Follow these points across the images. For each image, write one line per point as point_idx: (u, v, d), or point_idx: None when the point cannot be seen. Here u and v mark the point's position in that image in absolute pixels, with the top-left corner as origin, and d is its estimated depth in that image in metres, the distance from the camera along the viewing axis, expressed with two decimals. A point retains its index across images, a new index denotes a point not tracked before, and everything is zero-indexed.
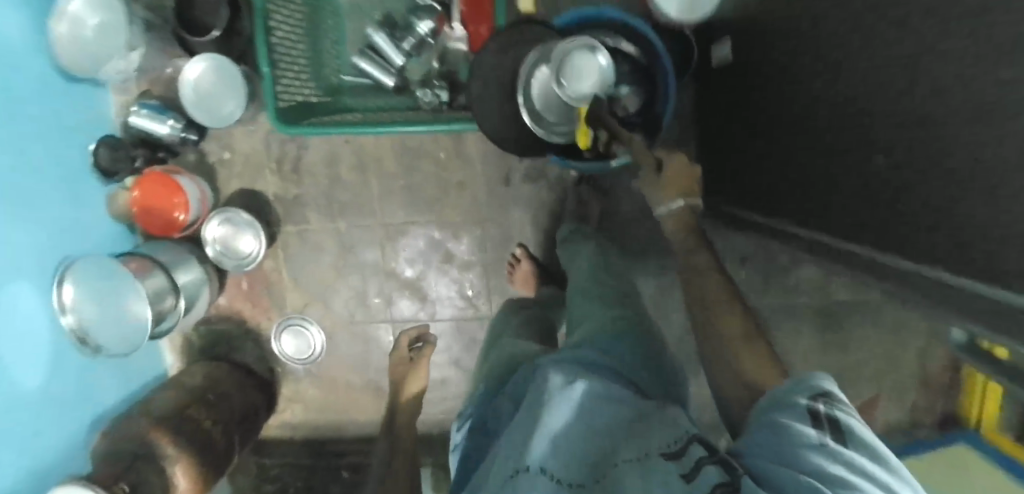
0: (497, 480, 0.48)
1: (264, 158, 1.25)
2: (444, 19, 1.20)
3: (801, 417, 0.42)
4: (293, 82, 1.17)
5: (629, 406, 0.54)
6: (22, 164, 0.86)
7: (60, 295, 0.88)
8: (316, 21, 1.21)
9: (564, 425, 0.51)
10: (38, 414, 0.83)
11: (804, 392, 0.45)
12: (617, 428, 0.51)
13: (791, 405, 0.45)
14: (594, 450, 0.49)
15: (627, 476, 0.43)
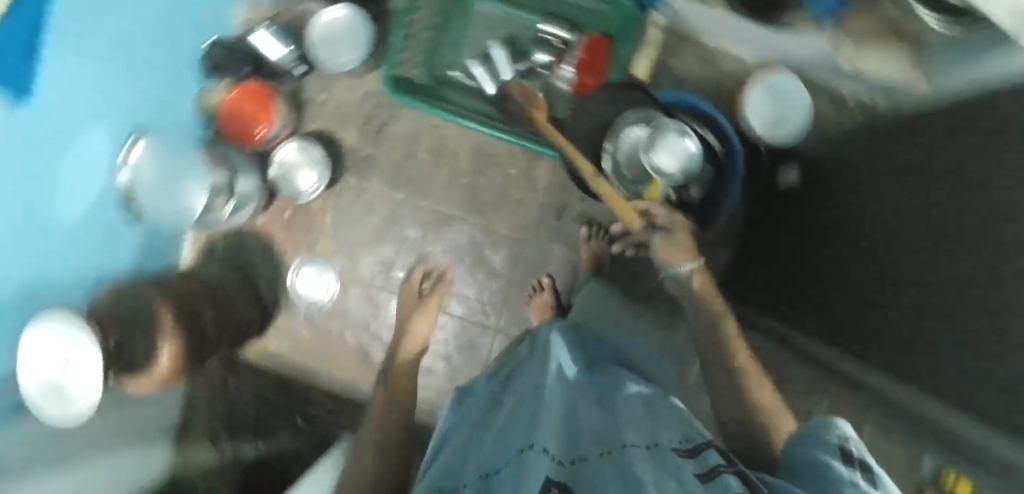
0: (502, 458, 0.50)
1: (355, 111, 1.32)
2: (560, 54, 1.15)
3: (828, 443, 0.48)
4: (410, 60, 1.21)
5: (640, 407, 0.54)
6: (144, 38, 0.96)
7: (130, 152, 1.03)
8: (443, 16, 1.22)
9: (554, 417, 0.52)
10: (60, 240, 0.92)
11: (817, 432, 0.51)
12: (613, 422, 0.51)
13: (812, 437, 0.50)
14: (580, 433, 0.49)
15: (633, 460, 0.41)
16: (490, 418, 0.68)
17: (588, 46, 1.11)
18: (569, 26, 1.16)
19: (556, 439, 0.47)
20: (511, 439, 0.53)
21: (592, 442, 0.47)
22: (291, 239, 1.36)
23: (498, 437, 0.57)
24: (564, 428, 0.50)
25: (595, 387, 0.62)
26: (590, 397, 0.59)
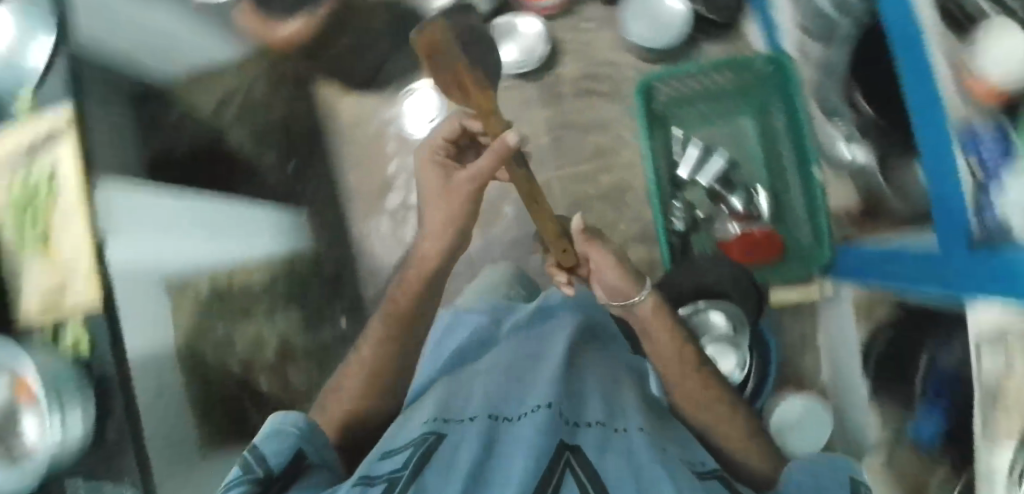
0: (518, 410, 0.65)
1: (592, 58, 1.30)
2: (747, 215, 1.19)
3: (842, 475, 0.62)
4: (674, 87, 1.20)
5: (631, 403, 0.72)
6: None
7: None
8: (721, 89, 1.21)
9: (569, 389, 0.69)
10: None
11: (829, 465, 0.64)
12: (615, 406, 0.69)
13: (825, 467, 0.63)
14: (590, 404, 0.68)
15: (629, 442, 0.60)
16: (483, 364, 0.82)
17: (766, 234, 1.13)
18: (775, 205, 1.21)
19: (569, 408, 0.65)
20: (515, 397, 0.69)
21: (602, 414, 0.66)
22: None
23: (496, 390, 0.72)
24: (579, 400, 0.68)
25: (602, 366, 0.82)
26: (597, 371, 0.79)
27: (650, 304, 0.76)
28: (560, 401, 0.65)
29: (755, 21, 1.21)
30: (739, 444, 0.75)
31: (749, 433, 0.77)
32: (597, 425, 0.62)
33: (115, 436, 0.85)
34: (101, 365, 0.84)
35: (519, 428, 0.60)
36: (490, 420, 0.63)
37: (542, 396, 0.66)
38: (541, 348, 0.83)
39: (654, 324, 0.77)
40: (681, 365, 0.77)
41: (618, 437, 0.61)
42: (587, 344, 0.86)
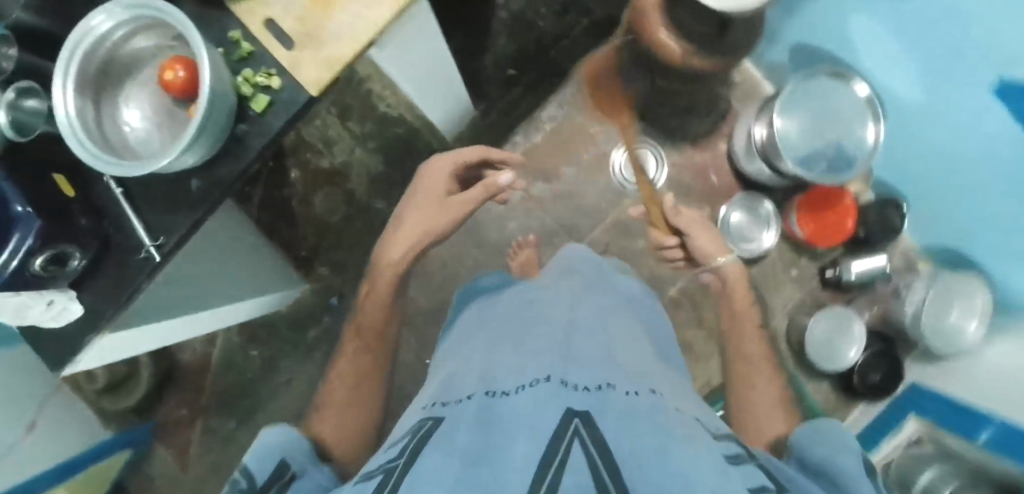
0: (519, 379, 0.57)
1: (767, 292, 1.29)
2: None
3: (845, 449, 0.56)
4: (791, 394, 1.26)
5: (645, 366, 0.65)
6: (996, 196, 0.91)
7: (876, 131, 0.99)
8: None
9: (578, 354, 0.62)
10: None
11: (835, 436, 0.59)
12: (623, 363, 0.62)
13: (831, 437, 0.59)
14: (599, 366, 0.59)
15: (635, 401, 0.51)
16: (488, 337, 0.75)
17: None
18: None
19: (567, 374, 0.56)
20: (510, 367, 0.61)
21: (610, 375, 0.57)
22: (691, 167, 1.27)
23: (500, 365, 0.63)
24: (579, 363, 0.59)
25: (619, 328, 0.75)
26: (612, 335, 0.71)
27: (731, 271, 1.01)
28: (562, 372, 0.57)
29: (879, 409, 1.23)
30: (764, 417, 0.76)
31: (777, 410, 0.78)
32: (601, 387, 0.53)
33: (201, 191, 0.68)
34: (254, 130, 0.67)
35: (517, 399, 0.52)
36: (486, 397, 0.55)
37: (536, 365, 0.58)
38: (549, 313, 0.76)
39: (731, 281, 1.00)
40: (738, 325, 0.94)
41: (636, 401, 0.51)
42: (604, 309, 0.80)
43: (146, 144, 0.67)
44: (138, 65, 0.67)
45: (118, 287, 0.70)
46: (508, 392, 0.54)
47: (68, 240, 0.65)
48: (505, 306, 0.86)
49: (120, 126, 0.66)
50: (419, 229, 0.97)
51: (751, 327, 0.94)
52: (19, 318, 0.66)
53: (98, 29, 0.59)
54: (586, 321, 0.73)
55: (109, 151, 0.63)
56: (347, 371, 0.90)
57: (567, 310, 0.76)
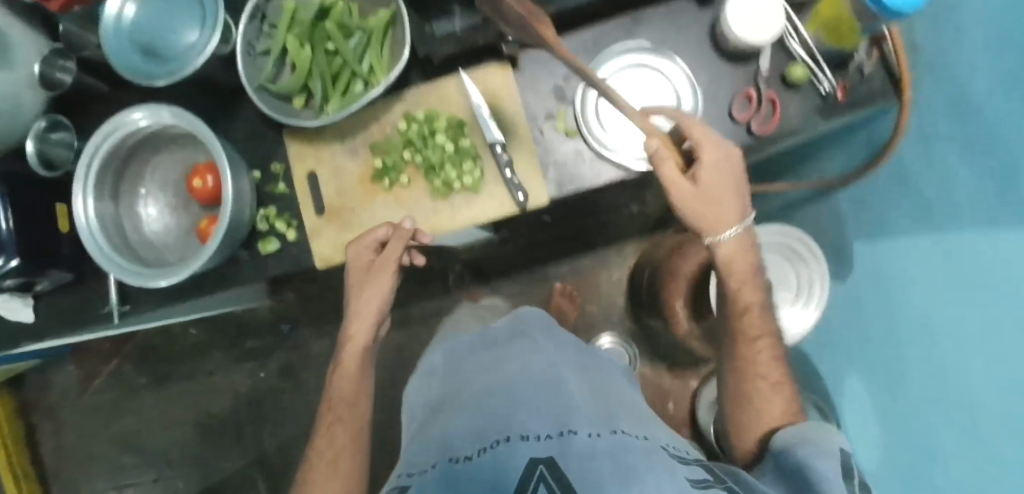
0: (477, 429, 0.51)
1: None
2: None
3: (830, 453, 0.50)
4: None
5: (625, 408, 0.60)
6: None
7: None
8: None
9: (537, 390, 0.56)
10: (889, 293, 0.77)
11: (824, 432, 0.53)
12: (590, 400, 0.56)
13: (818, 436, 0.52)
14: (543, 402, 0.53)
15: (600, 448, 0.46)
16: (452, 384, 0.67)
17: None
18: None
19: (521, 420, 0.51)
20: (467, 417, 0.54)
21: (562, 410, 0.52)
22: (663, 387, 1.24)
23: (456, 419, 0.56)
24: (531, 405, 0.53)
25: (590, 369, 0.68)
26: (562, 361, 0.65)
27: (735, 241, 0.59)
28: (515, 419, 0.51)
29: None
30: (780, 413, 0.59)
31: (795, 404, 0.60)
32: (562, 432, 0.48)
33: (174, 287, 0.69)
34: (251, 259, 0.67)
35: (477, 464, 0.47)
36: (450, 462, 0.49)
37: (492, 419, 0.52)
38: (506, 354, 0.67)
39: (734, 253, 0.59)
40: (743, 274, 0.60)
41: (599, 441, 0.47)
42: (556, 340, 0.73)
43: (154, 217, 0.68)
44: (176, 144, 0.68)
45: (77, 310, 0.73)
46: (466, 454, 0.48)
47: (39, 276, 0.67)
48: (470, 344, 0.75)
49: (137, 186, 0.67)
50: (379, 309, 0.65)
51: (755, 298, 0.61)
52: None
53: (136, 123, 0.61)
54: (550, 355, 0.66)
55: (112, 219, 0.64)
56: (328, 414, 0.66)
57: (519, 345, 0.69)
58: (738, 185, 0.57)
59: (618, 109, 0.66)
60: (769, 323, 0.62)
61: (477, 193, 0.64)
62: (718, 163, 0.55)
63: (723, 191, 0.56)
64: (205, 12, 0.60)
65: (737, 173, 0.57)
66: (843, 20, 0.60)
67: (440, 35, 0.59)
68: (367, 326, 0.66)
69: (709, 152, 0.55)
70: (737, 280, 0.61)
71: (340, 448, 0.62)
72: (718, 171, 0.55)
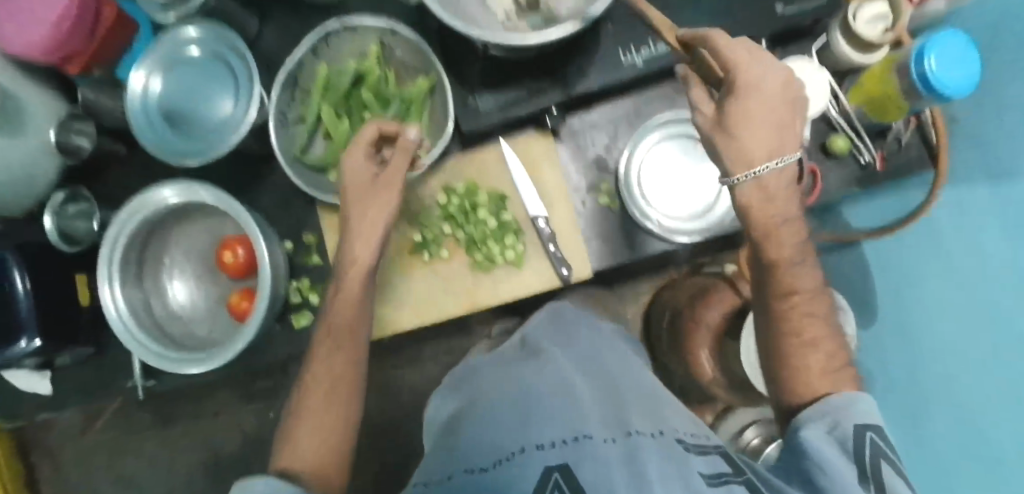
0: (492, 441, 0.46)
1: None
2: None
3: (836, 441, 0.40)
4: None
5: (669, 405, 0.52)
6: None
7: None
8: None
9: (554, 394, 0.49)
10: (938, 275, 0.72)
11: (841, 406, 0.42)
12: (617, 399, 0.49)
13: (831, 414, 0.42)
14: (557, 405, 0.47)
15: (621, 451, 0.40)
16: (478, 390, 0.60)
17: None
18: None
19: (534, 429, 0.44)
20: (486, 427, 0.49)
21: (577, 413, 0.45)
22: None
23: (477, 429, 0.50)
24: (547, 411, 0.47)
25: (624, 365, 0.59)
26: (576, 358, 0.58)
27: (777, 178, 0.43)
28: (528, 430, 0.45)
29: None
30: (816, 372, 0.45)
31: (841, 359, 0.46)
32: (576, 436, 0.42)
33: None
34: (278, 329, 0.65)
35: (492, 481, 0.41)
36: (465, 474, 0.44)
37: (508, 430, 0.45)
38: (531, 356, 0.60)
39: (773, 192, 0.43)
40: (787, 222, 0.44)
41: (614, 446, 0.41)
42: (587, 338, 0.64)
43: (180, 286, 0.66)
44: (204, 212, 0.66)
45: (99, 381, 0.71)
46: (482, 467, 0.43)
47: (62, 351, 0.65)
48: (501, 358, 0.65)
49: (163, 254, 0.65)
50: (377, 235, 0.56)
51: (800, 243, 0.45)
52: (9, 371, 0.71)
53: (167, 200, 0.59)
54: (577, 354, 0.59)
55: (140, 297, 0.62)
56: (319, 343, 0.56)
57: (544, 346, 0.61)
58: (784, 118, 0.43)
59: (660, 181, 0.64)
60: (813, 276, 0.46)
61: (519, 267, 0.64)
62: (751, 81, 0.41)
63: (760, 111, 0.42)
64: (236, 82, 0.59)
65: (790, 101, 0.43)
66: (887, 96, 0.60)
67: (486, 113, 0.59)
68: (372, 246, 0.56)
69: (743, 60, 0.41)
70: (781, 243, 0.44)
71: (337, 377, 0.55)
72: (756, 88, 0.41)
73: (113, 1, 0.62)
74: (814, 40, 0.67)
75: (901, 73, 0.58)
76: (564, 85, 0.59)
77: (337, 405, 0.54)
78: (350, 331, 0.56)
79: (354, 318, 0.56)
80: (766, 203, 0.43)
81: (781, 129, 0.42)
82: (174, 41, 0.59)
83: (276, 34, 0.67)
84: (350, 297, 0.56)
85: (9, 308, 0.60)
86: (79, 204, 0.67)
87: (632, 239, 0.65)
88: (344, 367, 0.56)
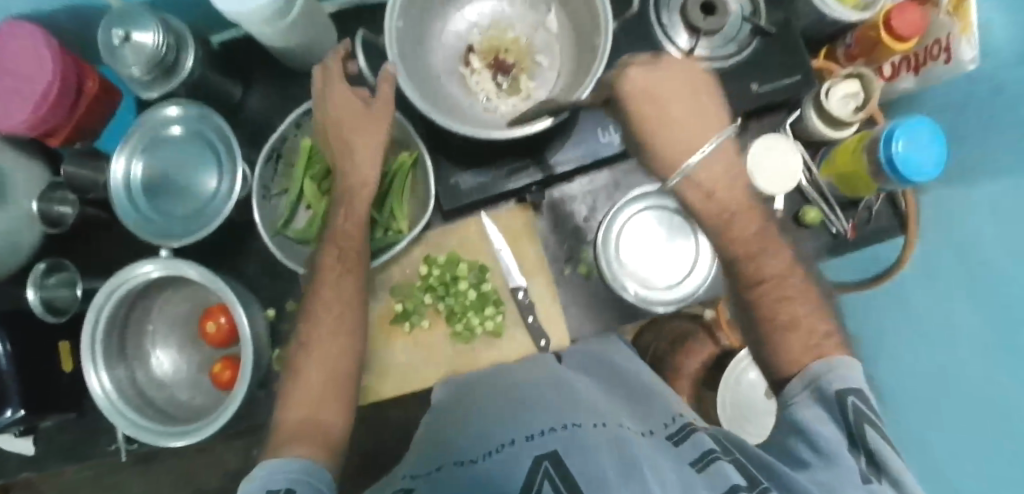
0: (484, 435, 0.45)
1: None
2: None
3: (825, 415, 0.35)
4: None
5: (667, 405, 0.50)
6: None
7: None
8: None
9: (551, 396, 0.49)
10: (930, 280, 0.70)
11: (826, 373, 0.37)
12: (606, 401, 0.50)
13: (816, 383, 0.37)
14: (541, 403, 0.47)
15: (604, 436, 0.40)
16: (469, 389, 0.57)
17: None
18: None
19: (524, 422, 0.44)
20: (480, 423, 0.48)
21: (561, 406, 0.46)
22: None
23: (469, 423, 0.49)
24: (537, 408, 0.47)
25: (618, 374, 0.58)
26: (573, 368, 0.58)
27: (712, 167, 0.44)
28: (516, 422, 0.45)
29: None
30: (800, 349, 0.39)
31: (828, 331, 0.40)
32: (565, 425, 0.42)
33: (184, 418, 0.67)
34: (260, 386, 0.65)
35: (481, 472, 0.40)
36: (454, 465, 0.42)
37: (500, 426, 0.45)
38: (528, 364, 0.59)
39: (714, 183, 0.44)
40: (737, 207, 0.45)
41: (603, 432, 0.41)
42: (592, 356, 0.61)
43: (163, 352, 0.67)
44: (187, 282, 0.67)
45: (85, 439, 0.71)
46: (471, 453, 0.43)
47: (50, 416, 0.64)
48: (506, 367, 0.61)
49: (145, 323, 0.66)
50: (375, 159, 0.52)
51: (755, 229, 0.45)
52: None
53: (148, 274, 0.59)
54: (575, 367, 0.59)
55: (124, 372, 0.62)
56: (322, 271, 0.53)
57: (543, 359, 0.60)
58: (696, 103, 0.44)
59: (634, 250, 0.67)
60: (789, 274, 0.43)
61: (498, 337, 0.65)
62: (655, 87, 0.44)
63: (670, 107, 0.44)
64: (218, 160, 0.61)
65: (695, 89, 0.45)
66: (855, 172, 0.62)
67: (464, 190, 0.61)
68: (374, 160, 0.52)
69: (637, 71, 0.44)
70: (741, 229, 0.45)
71: (342, 307, 0.52)
72: (654, 92, 0.44)
73: (96, 74, 0.63)
74: (791, 112, 0.68)
75: (870, 151, 0.59)
76: (540, 163, 0.61)
77: (343, 342, 0.51)
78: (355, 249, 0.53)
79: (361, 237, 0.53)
80: (707, 199, 0.45)
81: (695, 105, 0.44)
82: (153, 122, 0.60)
83: (261, 100, 0.68)
84: (360, 212, 0.53)
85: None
86: (61, 274, 0.68)
87: (610, 306, 0.66)
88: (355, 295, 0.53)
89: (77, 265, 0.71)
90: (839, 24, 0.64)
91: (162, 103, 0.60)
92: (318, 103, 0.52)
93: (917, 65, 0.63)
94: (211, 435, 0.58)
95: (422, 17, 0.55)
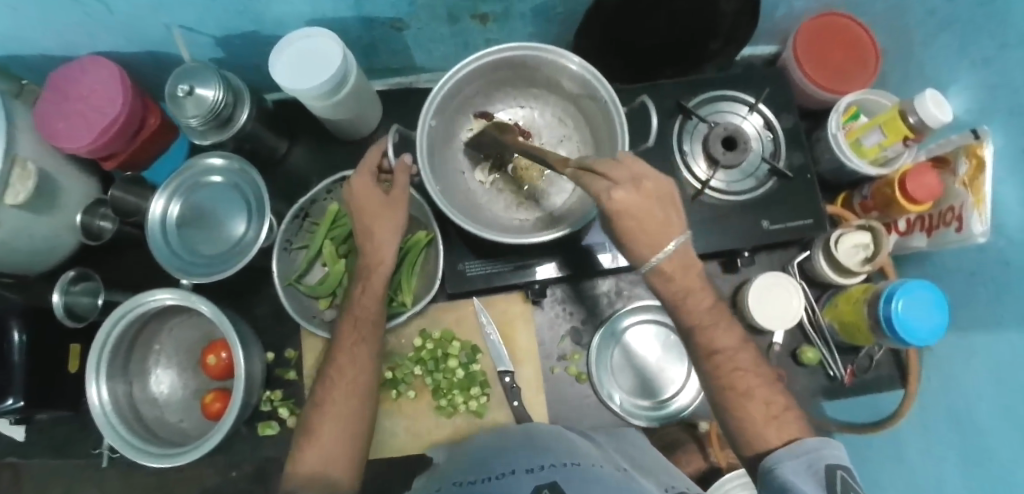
0: (480, 468, 0.49)
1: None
2: None
3: (814, 483, 0.39)
4: None
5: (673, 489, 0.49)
6: None
7: None
8: None
9: (555, 442, 0.51)
10: (924, 427, 0.68)
11: (815, 449, 0.41)
12: (606, 457, 0.51)
13: (805, 456, 0.41)
14: (532, 447, 0.50)
15: (599, 479, 0.44)
16: (475, 441, 0.59)
17: None
18: None
19: (524, 459, 0.48)
20: (479, 461, 0.51)
21: (557, 450, 0.49)
22: None
23: (470, 458, 0.53)
24: (537, 447, 0.50)
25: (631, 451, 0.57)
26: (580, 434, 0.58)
27: (673, 263, 0.44)
28: (516, 459, 0.48)
29: None
30: (760, 417, 0.45)
31: (781, 403, 0.46)
32: (568, 463, 0.46)
33: None
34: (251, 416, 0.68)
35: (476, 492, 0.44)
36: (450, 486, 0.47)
37: (496, 462, 0.49)
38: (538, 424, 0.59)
39: (675, 271, 0.45)
40: (693, 288, 0.46)
41: (599, 476, 0.44)
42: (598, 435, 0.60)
43: (161, 374, 0.70)
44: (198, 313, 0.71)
45: (70, 439, 0.74)
46: (471, 482, 0.46)
47: (46, 408, 0.67)
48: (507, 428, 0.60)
49: (151, 342, 0.70)
50: (394, 233, 0.53)
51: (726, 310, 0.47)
52: None
53: (162, 301, 0.62)
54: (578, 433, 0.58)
55: (122, 388, 0.65)
56: (340, 338, 0.53)
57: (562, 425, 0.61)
58: (664, 215, 0.43)
59: (624, 357, 0.69)
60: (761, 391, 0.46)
61: (479, 417, 0.66)
62: (630, 208, 0.42)
63: (647, 227, 0.42)
64: (248, 207, 0.66)
65: (664, 201, 0.43)
66: (856, 323, 0.62)
67: (470, 274, 0.64)
68: (394, 240, 0.53)
69: (618, 192, 0.41)
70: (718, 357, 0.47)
71: (355, 374, 0.52)
72: (628, 213, 0.42)
73: (158, 112, 0.69)
74: (800, 250, 0.70)
75: (871, 305, 0.60)
76: (544, 261, 0.64)
77: (352, 401, 0.51)
78: (371, 319, 0.54)
79: (378, 310, 0.54)
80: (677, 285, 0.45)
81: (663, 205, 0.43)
82: (197, 167, 0.66)
83: (306, 154, 0.74)
84: (376, 287, 0.53)
85: (4, 360, 0.62)
86: (86, 283, 0.71)
87: (596, 400, 0.67)
88: (368, 361, 0.53)
89: (102, 279, 0.75)
90: (855, 174, 0.67)
91: (209, 152, 0.66)
92: (343, 187, 0.53)
93: (930, 226, 0.63)
94: (193, 459, 0.59)
95: (456, 116, 0.61)
